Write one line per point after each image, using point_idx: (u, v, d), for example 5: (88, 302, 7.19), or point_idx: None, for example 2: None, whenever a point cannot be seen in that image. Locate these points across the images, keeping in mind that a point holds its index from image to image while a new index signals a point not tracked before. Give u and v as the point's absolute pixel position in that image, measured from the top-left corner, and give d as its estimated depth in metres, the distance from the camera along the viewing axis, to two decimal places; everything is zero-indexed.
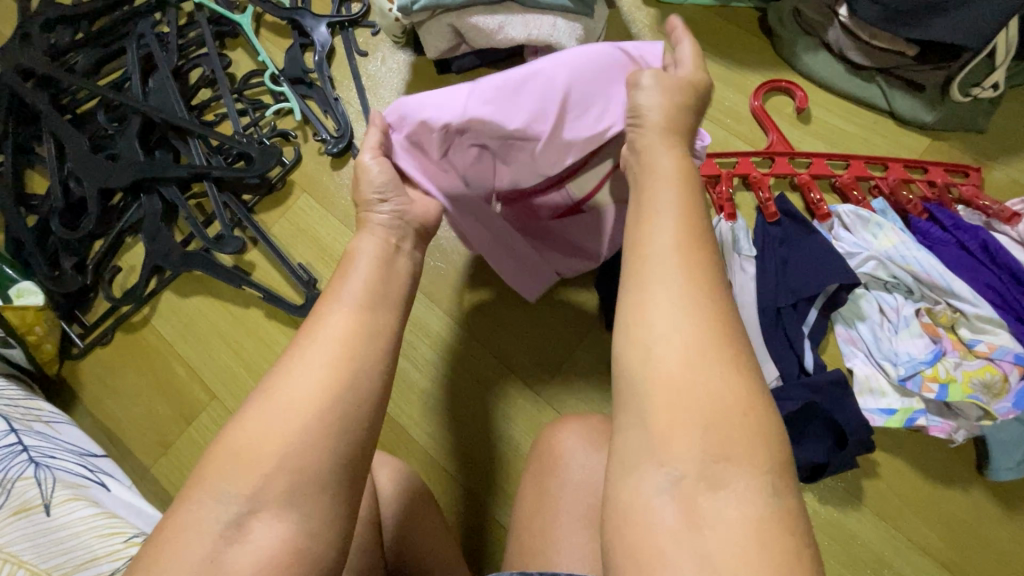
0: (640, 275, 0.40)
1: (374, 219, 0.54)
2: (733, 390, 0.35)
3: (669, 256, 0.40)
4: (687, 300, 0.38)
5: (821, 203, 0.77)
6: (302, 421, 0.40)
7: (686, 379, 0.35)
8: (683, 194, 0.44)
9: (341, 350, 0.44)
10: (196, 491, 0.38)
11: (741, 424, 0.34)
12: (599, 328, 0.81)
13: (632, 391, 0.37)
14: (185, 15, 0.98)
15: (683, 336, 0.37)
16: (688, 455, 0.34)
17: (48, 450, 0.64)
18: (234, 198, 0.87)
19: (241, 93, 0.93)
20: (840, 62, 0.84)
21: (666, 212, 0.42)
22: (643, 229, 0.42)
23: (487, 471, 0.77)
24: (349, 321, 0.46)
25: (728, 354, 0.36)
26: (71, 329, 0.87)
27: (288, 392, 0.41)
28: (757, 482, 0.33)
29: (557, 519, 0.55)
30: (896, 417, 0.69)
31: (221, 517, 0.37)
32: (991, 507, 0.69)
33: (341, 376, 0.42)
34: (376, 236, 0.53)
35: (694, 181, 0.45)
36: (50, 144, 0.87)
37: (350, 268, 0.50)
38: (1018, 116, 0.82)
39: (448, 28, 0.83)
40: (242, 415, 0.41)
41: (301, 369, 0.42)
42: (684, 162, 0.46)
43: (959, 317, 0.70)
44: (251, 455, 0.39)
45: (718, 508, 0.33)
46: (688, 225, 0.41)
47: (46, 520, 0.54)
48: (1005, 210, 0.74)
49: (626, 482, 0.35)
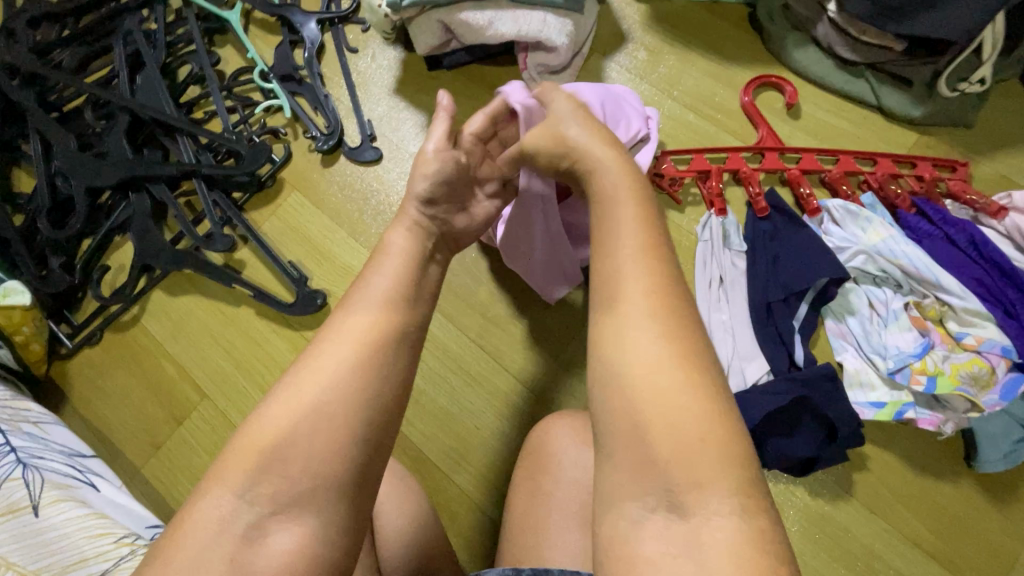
0: (604, 300, 0.40)
1: (408, 216, 0.55)
2: (689, 411, 0.35)
3: (630, 277, 0.40)
4: (656, 318, 0.38)
5: (812, 197, 0.77)
6: (326, 424, 0.40)
7: (650, 406, 0.35)
8: (643, 211, 0.44)
9: (359, 354, 0.43)
10: (212, 488, 0.39)
11: (699, 447, 0.34)
12: (591, 325, 0.81)
13: (603, 424, 0.37)
14: (173, 11, 0.97)
15: (642, 361, 0.37)
16: (656, 487, 0.34)
17: (36, 451, 0.63)
18: (224, 196, 0.87)
19: (230, 90, 0.92)
20: (830, 57, 0.84)
21: (623, 224, 0.43)
22: (602, 252, 0.43)
23: (479, 468, 0.77)
24: (374, 320, 0.45)
25: (691, 375, 0.36)
26: (59, 330, 0.86)
27: (305, 397, 0.41)
28: (727, 506, 0.32)
29: (549, 516, 0.55)
30: (886, 410, 0.69)
31: (240, 519, 0.38)
32: (980, 499, 0.70)
33: (365, 376, 0.42)
34: (406, 232, 0.53)
35: (644, 193, 0.46)
36: (36, 143, 0.86)
37: (379, 264, 0.50)
38: (1006, 110, 0.83)
39: (438, 24, 0.82)
40: (266, 408, 0.41)
41: (326, 367, 0.42)
42: (630, 171, 0.47)
43: (947, 310, 0.71)
44: (270, 459, 0.39)
45: (691, 535, 0.32)
46: (650, 245, 0.41)
47: (34, 521, 0.54)
48: (992, 204, 0.74)
49: (606, 518, 0.35)
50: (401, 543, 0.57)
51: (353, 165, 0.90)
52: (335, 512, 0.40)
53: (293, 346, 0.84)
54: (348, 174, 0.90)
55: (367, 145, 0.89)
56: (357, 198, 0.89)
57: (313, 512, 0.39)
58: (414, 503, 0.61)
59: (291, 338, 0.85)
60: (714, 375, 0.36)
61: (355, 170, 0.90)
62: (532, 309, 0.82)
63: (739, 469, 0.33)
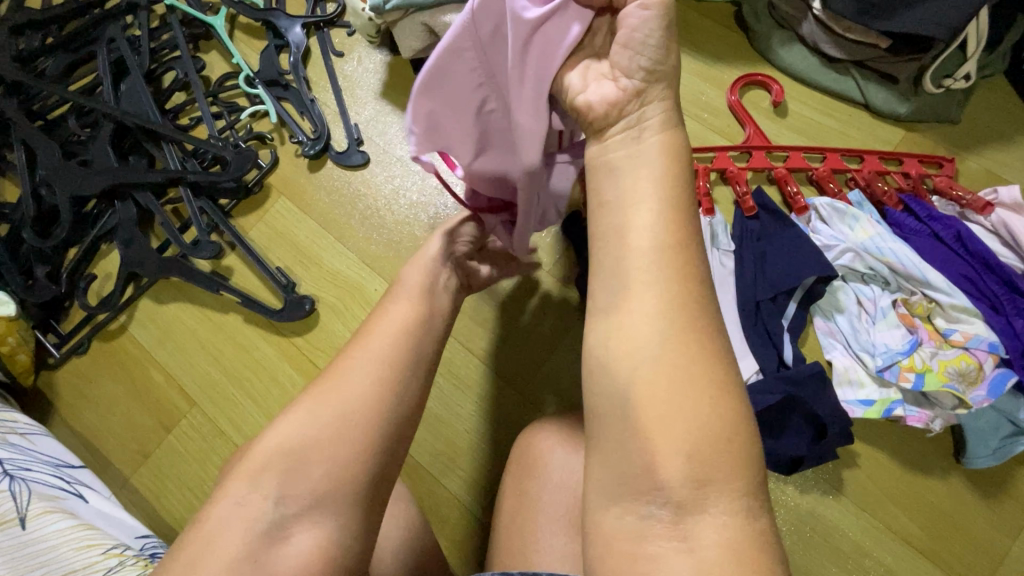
0: (622, 277, 0.36)
1: (427, 253, 0.59)
2: (721, 414, 0.34)
3: (653, 256, 0.36)
4: (670, 317, 0.35)
5: (799, 196, 0.77)
6: (353, 434, 0.43)
7: (673, 401, 0.33)
8: (671, 181, 0.38)
9: (382, 370, 0.46)
10: (233, 489, 0.42)
11: (727, 447, 0.33)
12: (578, 325, 0.81)
13: (613, 414, 0.35)
14: (157, 18, 0.97)
15: (662, 353, 0.34)
16: (671, 483, 0.33)
17: (23, 463, 0.63)
18: (211, 203, 0.86)
19: (216, 96, 0.92)
20: (816, 55, 0.84)
21: (642, 205, 0.37)
22: (620, 220, 0.37)
23: (469, 472, 0.77)
24: (406, 316, 0.51)
25: (714, 374, 0.34)
26: (46, 340, 0.85)
27: (335, 411, 0.43)
28: (734, 506, 0.33)
29: (537, 520, 0.55)
30: (874, 408, 0.69)
31: (262, 516, 0.41)
32: (968, 494, 0.70)
33: (385, 396, 0.45)
34: (427, 270, 0.58)
35: (681, 163, 0.38)
36: (20, 151, 0.85)
37: (398, 294, 0.54)
38: (990, 106, 0.83)
39: (422, 27, 0.80)
40: (290, 415, 0.44)
41: (351, 382, 0.45)
42: (675, 146, 0.39)
43: (934, 307, 0.71)
44: (292, 466, 0.42)
45: (699, 530, 0.33)
46: (673, 222, 0.36)
47: (22, 533, 0.53)
48: (978, 200, 0.74)
49: (607, 511, 0.35)
50: (389, 549, 0.57)
51: (339, 169, 0.90)
52: (348, 514, 0.42)
53: (282, 352, 0.84)
54: (335, 179, 0.89)
55: (353, 149, 0.89)
56: (345, 203, 0.89)
57: (330, 511, 0.42)
58: (403, 508, 0.60)
59: (279, 344, 0.84)
60: (732, 373, 0.35)
61: (341, 175, 0.90)
62: (521, 311, 0.82)
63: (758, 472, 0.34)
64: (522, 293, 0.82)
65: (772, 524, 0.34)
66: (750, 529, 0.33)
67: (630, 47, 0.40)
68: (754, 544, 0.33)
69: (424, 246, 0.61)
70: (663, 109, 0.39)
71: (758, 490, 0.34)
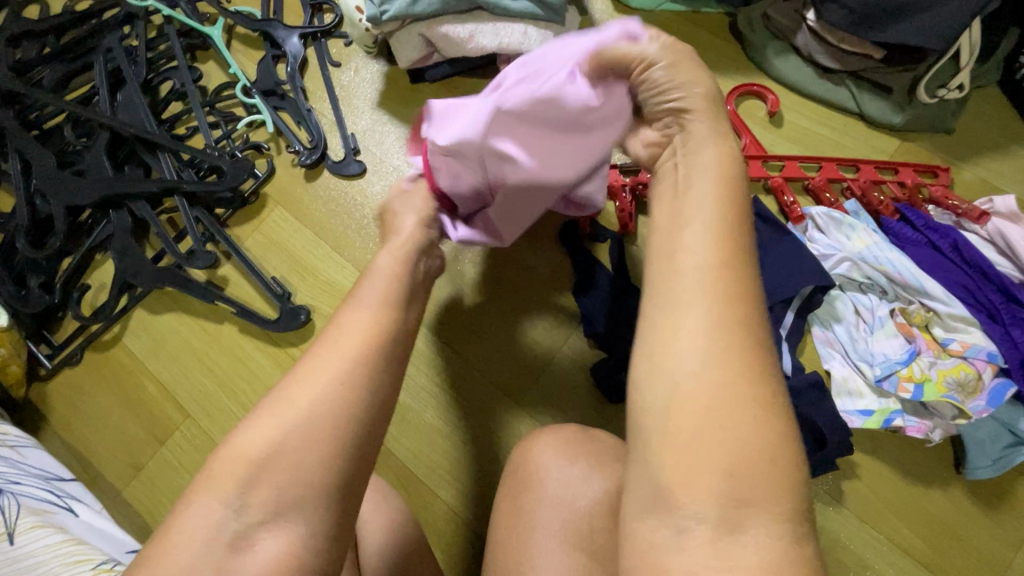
0: (672, 287, 0.37)
1: (401, 239, 0.58)
2: (766, 435, 0.33)
3: (704, 268, 0.36)
4: (720, 332, 0.35)
5: (795, 206, 0.77)
6: (304, 451, 0.40)
7: (718, 418, 0.33)
8: (726, 203, 0.39)
9: (345, 368, 0.43)
10: (196, 497, 0.40)
11: (768, 469, 0.33)
12: (577, 335, 0.81)
13: (652, 426, 0.35)
14: (155, 28, 0.97)
15: (712, 367, 0.34)
16: (709, 500, 0.32)
17: (13, 477, 0.62)
18: (207, 213, 0.86)
19: (212, 106, 0.92)
20: (810, 65, 0.85)
21: (700, 217, 0.38)
22: (677, 235, 0.39)
23: (466, 484, 0.76)
24: (366, 323, 0.46)
25: (762, 394, 0.34)
26: (38, 350, 0.84)
27: (291, 412, 0.41)
28: (775, 528, 0.32)
29: (535, 534, 0.54)
30: (874, 418, 0.68)
31: (223, 527, 0.39)
32: (972, 506, 0.69)
33: (349, 398, 0.42)
34: (396, 256, 0.55)
35: (734, 175, 0.40)
36: (15, 161, 0.85)
37: (367, 282, 0.51)
38: (984, 115, 0.83)
39: (419, 38, 0.81)
40: (253, 423, 0.41)
41: (311, 382, 0.42)
42: (730, 155, 0.41)
43: (932, 316, 0.71)
44: (253, 472, 0.39)
45: (736, 552, 0.32)
46: (726, 236, 0.37)
47: (9, 549, 0.52)
48: (974, 209, 0.74)
49: (643, 524, 0.34)
50: (385, 565, 0.56)
51: (336, 179, 0.89)
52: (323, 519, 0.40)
53: (277, 362, 0.83)
54: (331, 189, 0.89)
55: (349, 159, 0.89)
56: (341, 212, 0.88)
57: (300, 519, 0.39)
58: (400, 523, 0.59)
59: (275, 355, 0.83)
60: (781, 395, 0.35)
61: (338, 184, 0.89)
62: (519, 321, 0.82)
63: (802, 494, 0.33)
64: (520, 302, 0.82)
65: (810, 545, 0.33)
66: (789, 551, 0.32)
67: (655, 85, 0.47)
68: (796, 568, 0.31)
69: (396, 236, 0.59)
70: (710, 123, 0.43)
71: (796, 510, 0.33)
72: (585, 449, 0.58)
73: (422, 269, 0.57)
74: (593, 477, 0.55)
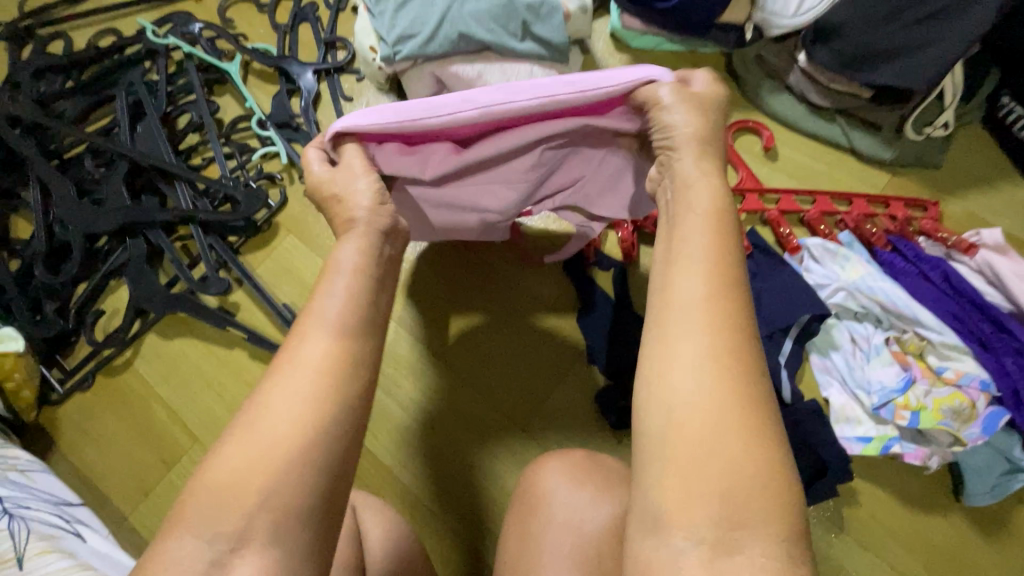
0: (665, 320, 0.40)
1: (359, 222, 0.51)
2: (755, 460, 0.34)
3: (694, 305, 0.39)
4: (711, 357, 0.37)
5: (791, 236, 0.80)
6: (280, 482, 0.37)
7: (707, 439, 0.35)
8: (715, 253, 0.42)
9: (313, 386, 0.41)
10: (173, 531, 0.36)
11: (760, 492, 0.34)
12: (581, 361, 0.82)
13: (652, 451, 0.37)
14: (175, 63, 1.01)
15: (700, 396, 0.36)
16: (705, 519, 0.34)
17: (24, 502, 0.63)
18: (220, 240, 0.88)
19: (228, 137, 0.95)
20: (803, 103, 0.89)
21: (693, 253, 0.42)
22: (671, 275, 0.42)
23: (470, 509, 0.77)
24: (325, 346, 0.43)
25: (749, 421, 0.36)
26: (50, 374, 0.86)
27: (259, 438, 0.39)
28: (772, 549, 0.33)
29: (543, 560, 0.55)
30: (873, 444, 0.70)
31: (200, 557, 0.36)
32: (970, 533, 0.70)
33: (319, 417, 0.39)
34: (357, 244, 0.49)
35: (724, 218, 0.44)
36: (36, 190, 0.87)
37: (325, 287, 0.47)
38: (971, 151, 0.87)
39: (431, 76, 0.85)
40: (219, 456, 0.39)
41: (275, 404, 0.40)
42: (719, 196, 0.45)
43: (926, 344, 0.73)
44: (217, 501, 0.37)
45: (734, 573, 0.32)
46: (712, 265, 0.41)
47: (19, 573, 0.54)
48: (963, 241, 0.77)
49: (648, 541, 0.35)
50: None
51: None
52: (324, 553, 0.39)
53: None
54: None
55: None
56: None
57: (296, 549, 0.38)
58: (406, 548, 0.60)
59: None
60: (772, 422, 0.36)
61: None
62: (523, 345, 0.84)
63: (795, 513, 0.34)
64: (525, 328, 0.84)
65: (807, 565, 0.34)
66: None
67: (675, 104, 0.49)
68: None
69: (353, 225, 0.51)
70: (697, 160, 0.47)
71: (795, 532, 0.33)
72: (591, 475, 0.59)
73: (384, 256, 0.51)
74: (599, 502, 0.57)
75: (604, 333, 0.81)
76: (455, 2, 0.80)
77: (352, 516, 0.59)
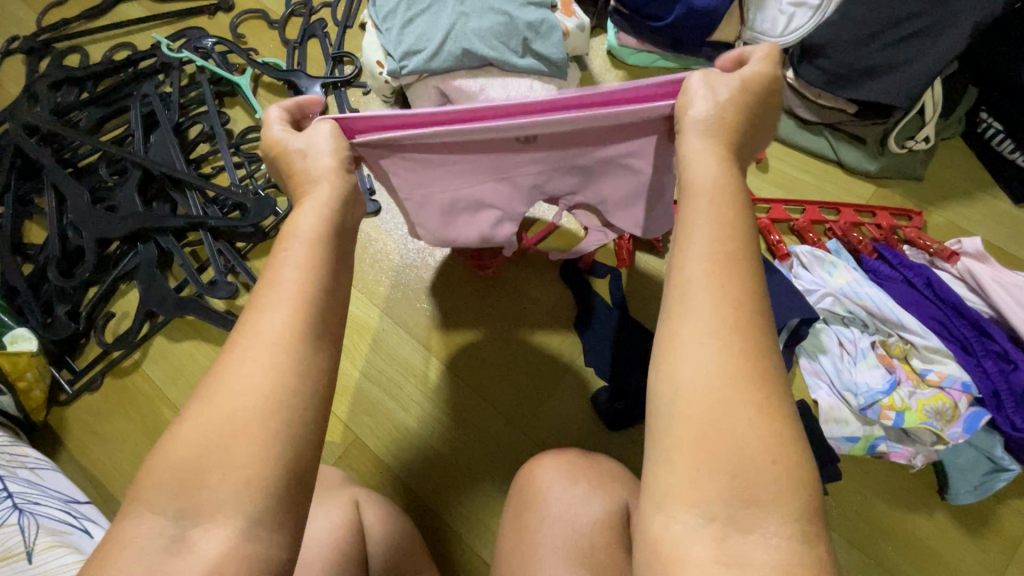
0: (672, 305, 0.38)
1: (326, 183, 0.45)
2: (763, 438, 0.34)
3: (700, 282, 0.38)
4: (716, 338, 0.36)
5: (781, 244, 0.83)
6: (255, 456, 0.35)
7: (718, 420, 0.34)
8: (722, 226, 0.39)
9: (277, 360, 0.37)
10: (134, 506, 0.35)
11: (769, 468, 0.34)
12: (578, 364, 0.85)
13: (659, 430, 0.36)
14: (188, 76, 1.05)
15: (709, 375, 0.35)
16: (715, 496, 0.33)
17: (33, 497, 0.65)
18: (228, 246, 0.92)
19: (237, 147, 0.99)
20: (791, 117, 0.93)
21: (695, 232, 0.39)
22: (677, 254, 0.40)
23: (472, 507, 0.78)
24: (288, 317, 0.38)
25: (761, 402, 0.35)
26: (60, 376, 0.88)
27: (225, 416, 0.36)
28: (783, 527, 0.33)
29: (539, 552, 0.56)
30: (860, 444, 0.72)
31: (163, 531, 0.34)
32: (956, 531, 0.72)
33: (284, 394, 0.36)
34: (318, 209, 0.43)
35: (729, 185, 0.41)
36: (51, 197, 0.90)
37: (281, 253, 0.41)
38: (952, 165, 0.91)
39: (435, 90, 0.89)
40: (185, 432, 0.36)
41: (238, 380, 0.37)
42: (729, 169, 0.42)
43: (910, 348, 0.75)
44: (209, 478, 0.35)
45: (745, 551, 0.33)
46: (718, 240, 0.39)
47: (27, 567, 0.54)
48: (944, 248, 0.80)
49: (654, 520, 0.35)
50: None
51: None
52: None
53: None
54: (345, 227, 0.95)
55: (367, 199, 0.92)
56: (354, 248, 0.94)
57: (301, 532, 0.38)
58: (406, 540, 0.62)
59: None
60: (786, 404, 0.36)
61: None
62: (521, 347, 0.86)
63: (807, 493, 0.34)
64: (525, 332, 0.87)
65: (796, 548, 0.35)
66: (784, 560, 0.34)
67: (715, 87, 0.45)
68: (790, 559, 0.33)
69: (314, 184, 0.45)
70: (708, 138, 0.44)
71: (805, 513, 0.34)
72: (586, 471, 0.62)
73: (346, 225, 0.45)
74: (594, 497, 0.59)
75: (604, 337, 0.84)
76: (459, 20, 0.84)
77: (352, 510, 0.60)
